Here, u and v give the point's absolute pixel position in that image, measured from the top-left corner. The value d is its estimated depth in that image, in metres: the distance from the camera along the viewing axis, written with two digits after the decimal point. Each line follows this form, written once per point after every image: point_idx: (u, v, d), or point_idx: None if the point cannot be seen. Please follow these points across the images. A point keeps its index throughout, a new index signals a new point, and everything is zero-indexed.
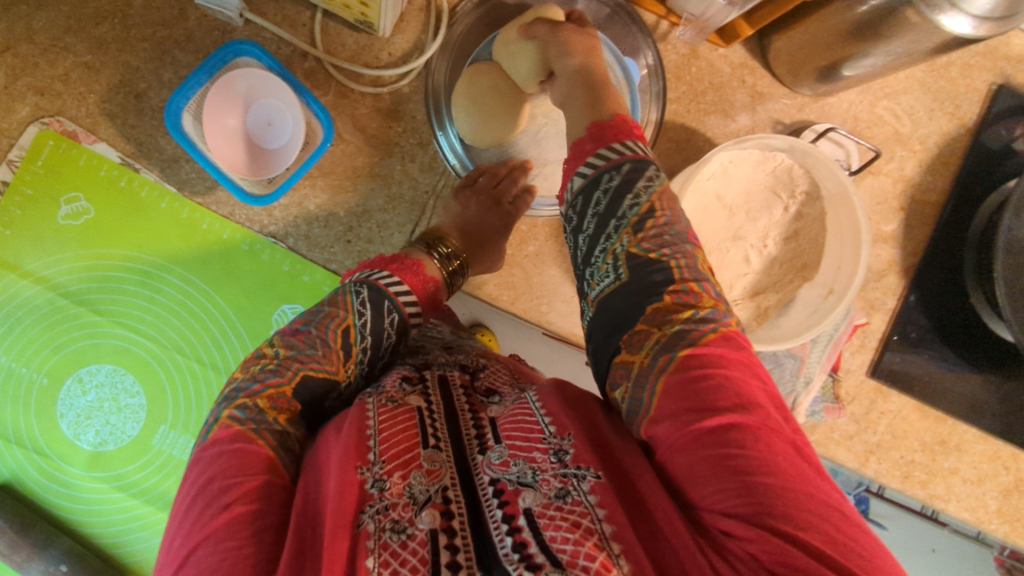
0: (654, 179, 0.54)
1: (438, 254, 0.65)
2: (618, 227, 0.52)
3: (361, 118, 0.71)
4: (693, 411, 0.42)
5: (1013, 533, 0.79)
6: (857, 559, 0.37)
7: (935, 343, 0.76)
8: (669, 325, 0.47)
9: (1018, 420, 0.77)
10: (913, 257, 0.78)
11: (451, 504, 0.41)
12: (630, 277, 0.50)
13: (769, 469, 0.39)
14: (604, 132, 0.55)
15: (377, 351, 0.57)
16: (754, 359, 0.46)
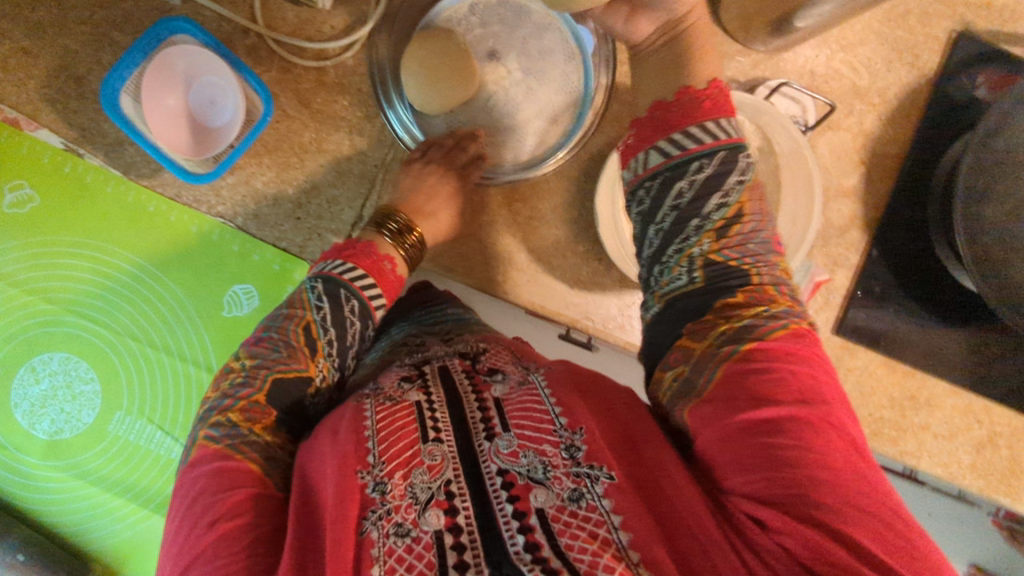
0: (746, 172, 0.52)
1: (389, 231, 0.65)
2: (698, 228, 0.52)
3: (305, 93, 0.70)
4: (748, 401, 0.44)
5: (988, 487, 0.78)
6: (897, 553, 0.39)
7: (900, 297, 0.75)
8: (737, 319, 0.48)
9: (988, 372, 0.76)
10: (875, 212, 0.77)
11: (455, 499, 0.42)
12: (705, 278, 0.50)
13: (825, 463, 0.41)
14: (691, 108, 0.53)
15: (344, 348, 0.58)
16: (822, 354, 0.48)
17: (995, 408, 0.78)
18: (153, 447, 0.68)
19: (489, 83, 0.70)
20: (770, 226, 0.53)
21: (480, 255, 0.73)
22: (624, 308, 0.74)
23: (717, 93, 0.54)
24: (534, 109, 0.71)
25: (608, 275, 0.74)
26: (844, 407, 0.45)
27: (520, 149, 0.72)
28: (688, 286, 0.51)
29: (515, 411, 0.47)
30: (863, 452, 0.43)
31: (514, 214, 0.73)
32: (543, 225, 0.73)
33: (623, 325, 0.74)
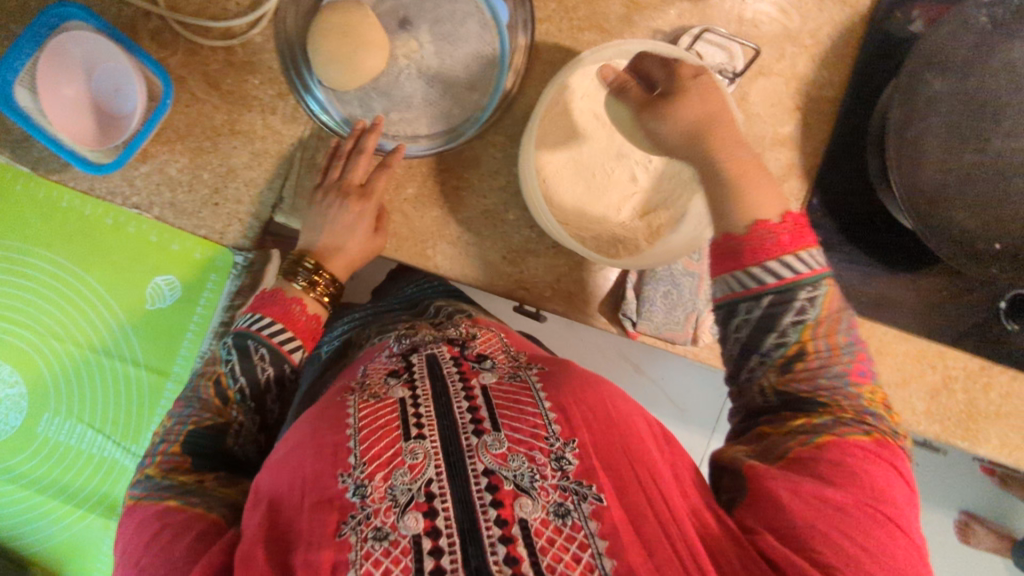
0: (811, 305, 0.55)
1: (301, 274, 0.67)
2: (762, 363, 0.57)
3: (213, 74, 0.67)
4: (817, 480, 0.50)
5: (946, 433, 0.77)
6: None
7: (843, 245, 0.76)
8: (817, 415, 0.54)
9: (938, 314, 0.76)
10: (813, 158, 0.75)
11: (434, 500, 0.47)
12: (780, 403, 0.56)
13: (881, 552, 0.48)
14: (738, 252, 0.56)
15: (261, 397, 0.65)
16: (901, 463, 0.53)
17: (949, 352, 0.76)
18: (85, 446, 0.75)
19: (400, 56, 0.68)
20: (844, 357, 0.56)
21: (408, 232, 0.71)
22: (558, 276, 0.72)
23: (790, 228, 0.56)
24: (451, 77, 0.70)
25: (541, 242, 0.72)
26: (898, 500, 0.51)
27: (439, 117, 0.70)
28: (765, 407, 0.57)
29: (505, 411, 0.53)
30: (917, 555, 0.49)
31: (441, 184, 0.70)
32: (471, 194, 0.71)
33: (560, 293, 0.72)
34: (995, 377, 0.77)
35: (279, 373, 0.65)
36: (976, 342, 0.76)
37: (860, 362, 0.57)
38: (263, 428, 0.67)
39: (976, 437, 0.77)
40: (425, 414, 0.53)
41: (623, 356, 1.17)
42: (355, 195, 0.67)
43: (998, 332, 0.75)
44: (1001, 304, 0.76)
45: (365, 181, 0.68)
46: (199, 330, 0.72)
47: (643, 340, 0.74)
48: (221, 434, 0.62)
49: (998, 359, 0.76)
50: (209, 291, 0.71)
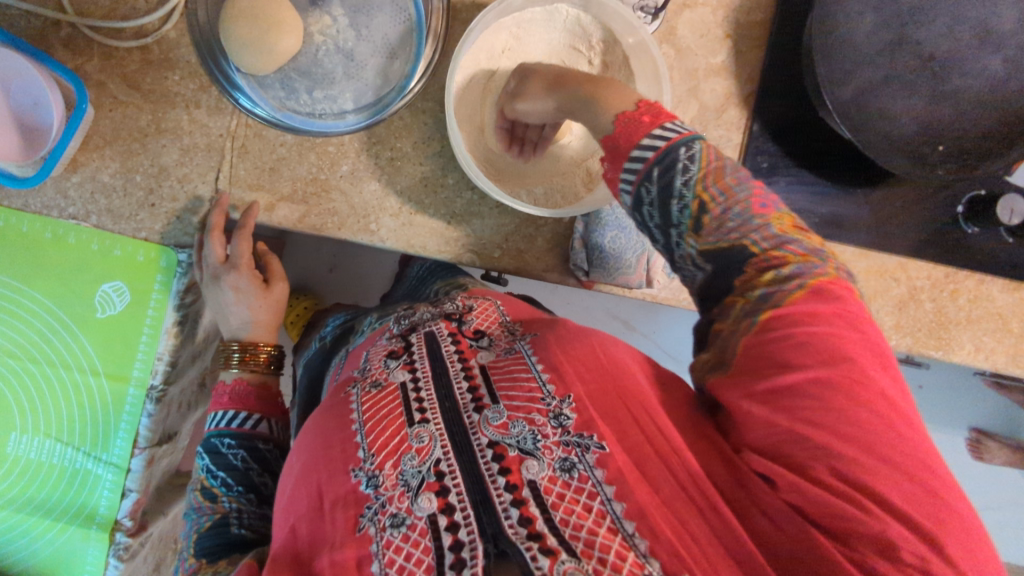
0: (692, 161, 0.51)
1: (235, 357, 0.70)
2: (679, 235, 0.52)
3: (132, 75, 0.67)
4: (770, 369, 0.46)
5: (917, 344, 0.77)
6: (929, 507, 0.42)
7: (790, 168, 0.74)
8: (752, 290, 0.48)
9: (895, 227, 0.75)
10: (748, 85, 0.75)
11: (445, 478, 0.47)
12: (709, 267, 0.51)
13: (850, 421, 0.44)
14: (617, 146, 0.53)
15: (248, 478, 0.63)
16: (851, 310, 0.47)
17: (910, 263, 0.76)
18: (53, 461, 0.74)
19: (315, 33, 0.67)
20: (740, 196, 0.50)
21: (348, 209, 0.70)
22: (505, 235, 0.72)
23: (650, 108, 0.54)
24: (371, 47, 0.68)
25: (484, 203, 0.71)
26: (881, 368, 0.46)
27: (363, 90, 0.69)
28: (705, 277, 0.52)
29: (502, 382, 0.53)
30: (891, 403, 0.44)
31: (375, 158, 0.70)
32: (407, 163, 0.70)
33: (509, 252, 0.72)
34: (961, 282, 0.77)
35: (254, 450, 0.65)
36: (936, 248, 0.75)
37: (759, 194, 0.51)
38: (265, 504, 0.63)
39: (949, 345, 0.77)
40: (427, 396, 0.53)
41: (612, 313, 1.17)
42: (224, 272, 0.68)
43: (957, 237, 0.75)
44: (959, 209, 0.75)
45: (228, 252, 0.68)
46: (153, 333, 0.71)
47: (600, 289, 0.74)
48: (221, 525, 0.59)
49: (961, 263, 0.75)
50: (157, 294, 0.70)
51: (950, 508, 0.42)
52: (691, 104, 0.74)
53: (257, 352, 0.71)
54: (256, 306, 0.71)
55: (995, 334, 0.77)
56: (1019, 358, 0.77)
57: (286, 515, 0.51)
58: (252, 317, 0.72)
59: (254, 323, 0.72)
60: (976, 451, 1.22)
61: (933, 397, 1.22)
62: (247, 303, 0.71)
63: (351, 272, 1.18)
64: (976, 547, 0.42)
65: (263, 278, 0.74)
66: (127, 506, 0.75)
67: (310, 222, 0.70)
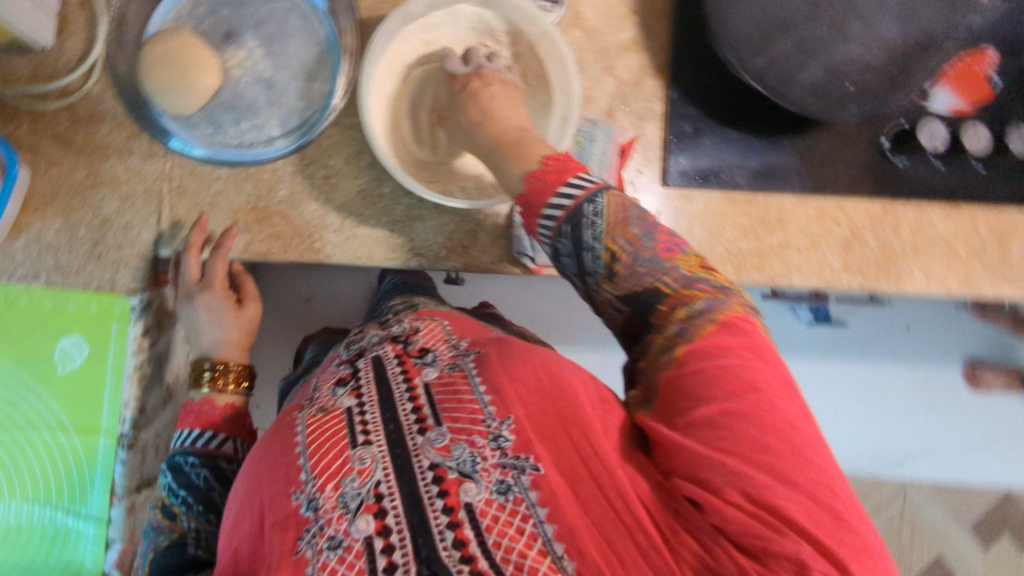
0: (597, 217, 0.55)
1: (205, 377, 0.73)
2: (595, 282, 0.57)
3: (63, 133, 0.70)
4: (686, 402, 0.50)
5: (868, 281, 0.77)
6: (832, 527, 0.45)
7: (715, 127, 0.76)
8: (669, 326, 0.53)
9: (826, 168, 0.77)
10: (661, 55, 0.77)
11: (383, 500, 0.50)
12: (629, 309, 0.56)
13: (757, 448, 0.47)
14: (529, 201, 0.58)
15: (209, 497, 0.67)
16: (754, 338, 0.52)
17: (847, 203, 0.77)
18: (34, 523, 0.72)
19: (234, 68, 0.70)
20: (647, 244, 0.55)
21: (292, 231, 0.71)
22: (449, 234, 0.73)
23: (557, 163, 0.58)
24: (288, 74, 0.71)
25: (423, 206, 0.73)
26: (784, 394, 0.49)
27: (287, 111, 0.71)
28: (623, 317, 0.57)
29: (446, 404, 0.54)
30: (796, 428, 0.48)
31: (310, 178, 0.72)
32: (342, 178, 0.72)
33: (455, 250, 0.73)
34: (900, 214, 0.77)
35: (217, 469, 0.68)
36: (869, 183, 0.77)
37: (664, 238, 0.56)
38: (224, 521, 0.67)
39: (899, 277, 0.77)
40: (371, 419, 0.55)
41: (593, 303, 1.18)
42: (197, 290, 0.72)
43: (887, 170, 0.77)
44: (883, 141, 0.77)
45: (202, 272, 0.72)
46: (117, 379, 0.71)
47: (550, 274, 0.74)
48: (177, 545, 0.64)
49: (896, 195, 0.77)
50: (116, 341, 0.71)
51: (850, 527, 0.46)
52: (608, 82, 0.77)
53: (226, 371, 0.74)
54: (229, 325, 0.75)
55: (944, 261, 0.77)
56: (971, 279, 0.77)
57: (231, 539, 0.55)
58: (224, 336, 0.75)
59: (227, 342, 0.75)
60: (972, 381, 1.24)
61: (920, 337, 1.23)
62: (220, 322, 0.74)
63: (327, 302, 1.20)
64: (873, 567, 0.45)
65: (237, 299, 0.77)
66: (113, 557, 0.73)
67: (253, 248, 0.71)
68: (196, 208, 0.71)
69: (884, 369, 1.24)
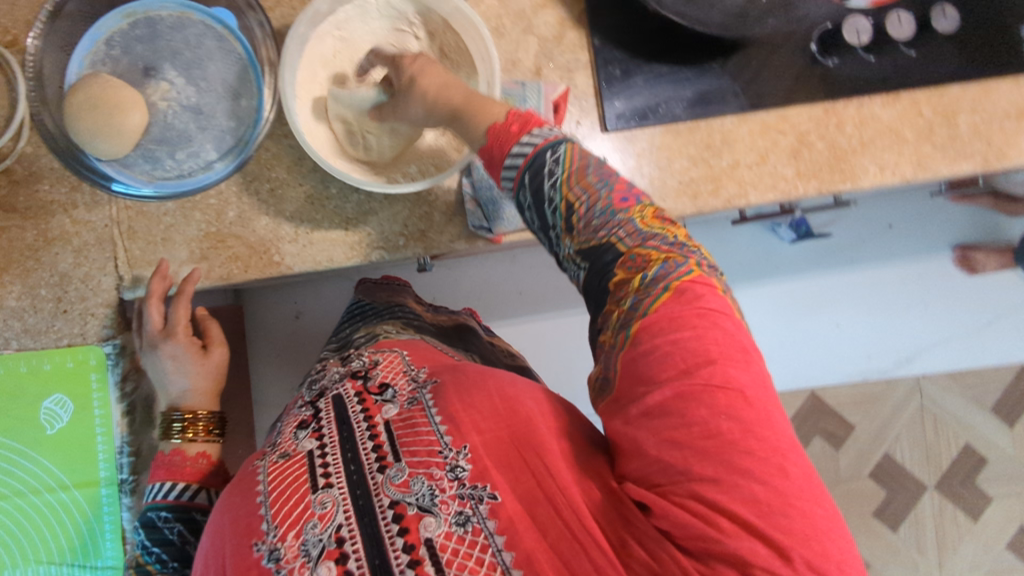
0: (557, 164, 0.54)
1: (173, 429, 0.70)
2: (557, 235, 0.56)
3: (5, 199, 0.70)
4: (640, 387, 0.48)
5: (824, 184, 0.77)
6: (779, 518, 0.44)
7: (643, 65, 0.77)
8: (624, 299, 0.52)
9: (761, 83, 0.77)
10: (576, 6, 0.77)
11: (345, 544, 0.47)
12: (587, 266, 0.54)
13: (706, 435, 0.46)
14: (492, 155, 0.58)
15: (184, 552, 0.63)
16: (708, 303, 0.50)
17: (788, 113, 0.77)
18: None
19: (159, 101, 0.70)
20: (602, 192, 0.54)
21: (248, 249, 0.72)
22: (404, 222, 0.73)
23: (518, 116, 0.58)
24: (214, 96, 0.71)
25: (372, 199, 0.73)
26: (741, 366, 0.48)
27: (220, 135, 0.71)
28: (583, 277, 0.56)
29: (405, 437, 0.53)
30: (748, 404, 0.47)
31: (256, 194, 0.72)
32: (288, 188, 0.72)
33: (412, 236, 0.73)
34: (841, 113, 0.77)
35: (192, 522, 0.64)
36: (806, 89, 0.77)
37: (620, 187, 0.54)
38: None
39: (853, 174, 0.77)
40: (332, 461, 0.53)
41: None
42: (161, 339, 0.70)
43: (821, 73, 0.77)
44: (813, 47, 0.77)
45: (166, 319, 0.71)
46: (106, 430, 0.72)
47: (510, 241, 0.75)
48: None
49: (834, 94, 0.77)
50: (98, 392, 0.72)
51: (799, 514, 0.45)
52: (530, 42, 0.77)
53: (196, 421, 0.70)
54: (194, 372, 0.72)
55: (893, 149, 0.77)
56: (925, 162, 0.77)
57: None
58: (191, 384, 0.72)
59: (194, 390, 0.72)
60: (968, 268, 1.23)
61: (903, 233, 1.22)
62: (185, 369, 0.71)
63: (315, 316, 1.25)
64: (821, 553, 0.44)
65: (201, 344, 0.75)
66: None
67: (215, 273, 0.72)
68: (149, 245, 0.71)
69: (876, 273, 1.23)
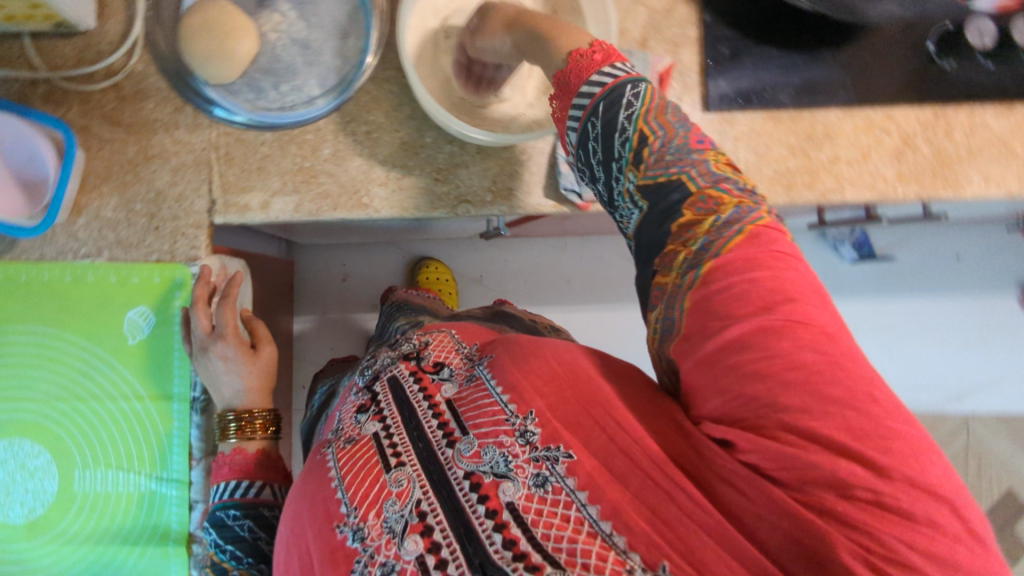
0: (637, 96, 0.50)
1: (229, 428, 0.69)
2: (619, 169, 0.51)
3: (111, 112, 0.72)
4: (715, 324, 0.43)
5: (925, 189, 0.75)
6: (876, 442, 0.40)
7: (752, 48, 0.76)
8: (693, 239, 0.46)
9: (871, 78, 0.75)
10: None
11: (427, 517, 0.48)
12: (648, 205, 0.49)
13: (791, 366, 0.41)
14: (570, 84, 0.53)
15: (257, 547, 0.64)
16: (784, 247, 0.46)
17: (895, 112, 0.75)
18: (122, 489, 0.74)
19: (270, 31, 0.70)
20: (680, 131, 0.50)
21: (339, 187, 0.72)
22: (493, 178, 0.73)
23: (603, 46, 0.54)
24: (322, 33, 0.72)
25: (465, 152, 0.73)
26: (818, 304, 0.44)
27: (325, 70, 0.72)
28: (642, 216, 0.50)
29: (468, 411, 0.52)
30: (829, 338, 0.42)
31: (353, 135, 0.72)
32: (383, 133, 0.73)
33: (501, 194, 0.73)
34: (952, 118, 0.75)
35: (261, 518, 0.65)
36: (917, 90, 0.75)
37: (696, 131, 0.51)
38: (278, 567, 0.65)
39: (957, 182, 0.75)
40: (400, 441, 0.54)
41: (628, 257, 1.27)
42: (211, 342, 0.69)
43: (936, 74, 0.75)
44: (929, 47, 0.75)
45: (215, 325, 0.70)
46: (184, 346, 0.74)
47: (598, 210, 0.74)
48: None
49: (946, 98, 0.75)
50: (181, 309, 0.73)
51: (897, 436, 0.40)
52: (639, 12, 0.76)
53: (252, 418, 0.70)
54: (246, 374, 0.70)
55: (1002, 161, 0.74)
56: None
57: None
58: (244, 385, 0.71)
59: (247, 390, 0.71)
60: None
61: (971, 265, 1.25)
62: (237, 371, 0.70)
63: (363, 277, 1.27)
64: (925, 474, 0.40)
65: (251, 344, 0.73)
66: (198, 517, 0.75)
67: (303, 205, 0.72)
68: (244, 173, 0.72)
69: (942, 303, 1.25)
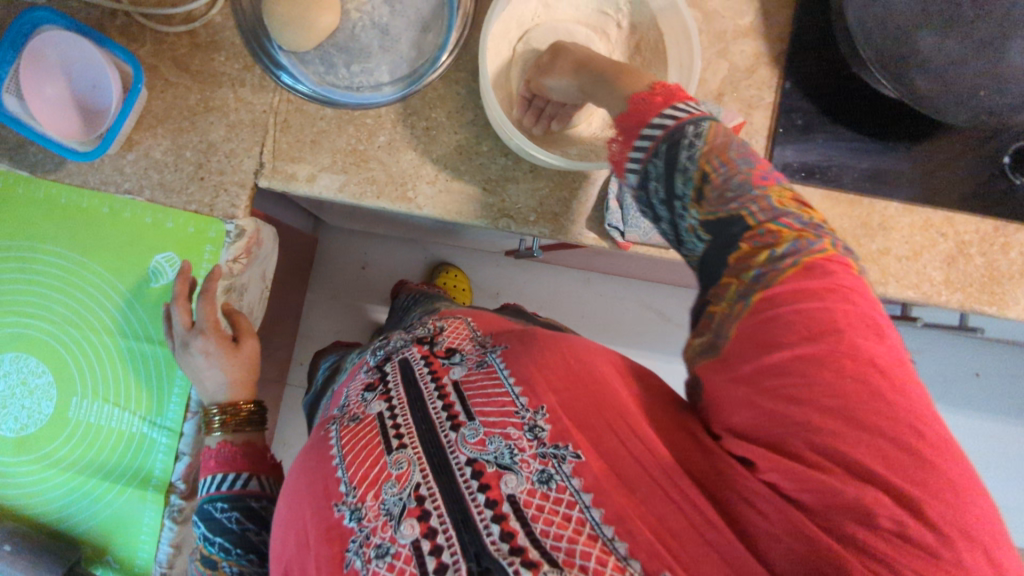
0: (699, 137, 0.46)
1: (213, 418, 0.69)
2: (681, 210, 0.47)
3: (182, 58, 0.72)
4: (756, 349, 0.41)
5: (970, 300, 0.73)
6: (914, 471, 0.38)
7: (825, 124, 0.74)
8: (748, 271, 0.43)
9: (940, 179, 0.73)
10: (777, 43, 0.75)
11: (425, 502, 0.47)
12: (710, 241, 0.45)
13: (830, 394, 0.39)
14: (632, 125, 0.50)
15: (247, 539, 0.64)
16: (843, 281, 0.41)
17: (957, 217, 0.73)
18: (113, 426, 0.75)
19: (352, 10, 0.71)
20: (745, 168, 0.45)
21: (387, 176, 0.72)
22: (541, 199, 0.72)
23: (666, 88, 0.51)
24: (404, 22, 0.72)
25: (518, 168, 0.72)
26: (875, 338, 0.40)
27: (395, 62, 0.72)
28: (704, 250, 0.46)
29: (476, 398, 0.52)
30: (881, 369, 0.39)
31: (411, 128, 0.72)
32: (442, 132, 0.72)
33: (545, 216, 0.72)
34: (1012, 236, 0.73)
35: (249, 509, 0.65)
36: (985, 200, 0.73)
37: (762, 166, 0.46)
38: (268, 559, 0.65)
39: (1003, 301, 0.73)
40: (403, 423, 0.53)
41: (644, 302, 1.27)
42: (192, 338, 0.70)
43: (1004, 190, 0.72)
44: (1005, 160, 0.72)
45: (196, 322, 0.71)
46: None
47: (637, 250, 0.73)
48: None
49: (1011, 215, 0.73)
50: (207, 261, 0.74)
51: (940, 471, 0.38)
52: (721, 66, 0.75)
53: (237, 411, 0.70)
54: (228, 367, 0.71)
55: None
56: None
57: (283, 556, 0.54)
58: (226, 378, 0.71)
59: (232, 383, 0.72)
60: None
61: (991, 386, 1.22)
62: (219, 366, 0.70)
63: (384, 264, 1.27)
64: (963, 511, 0.38)
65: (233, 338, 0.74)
66: (180, 470, 0.74)
67: (348, 186, 0.72)
68: (298, 143, 0.72)
69: (956, 416, 1.22)
